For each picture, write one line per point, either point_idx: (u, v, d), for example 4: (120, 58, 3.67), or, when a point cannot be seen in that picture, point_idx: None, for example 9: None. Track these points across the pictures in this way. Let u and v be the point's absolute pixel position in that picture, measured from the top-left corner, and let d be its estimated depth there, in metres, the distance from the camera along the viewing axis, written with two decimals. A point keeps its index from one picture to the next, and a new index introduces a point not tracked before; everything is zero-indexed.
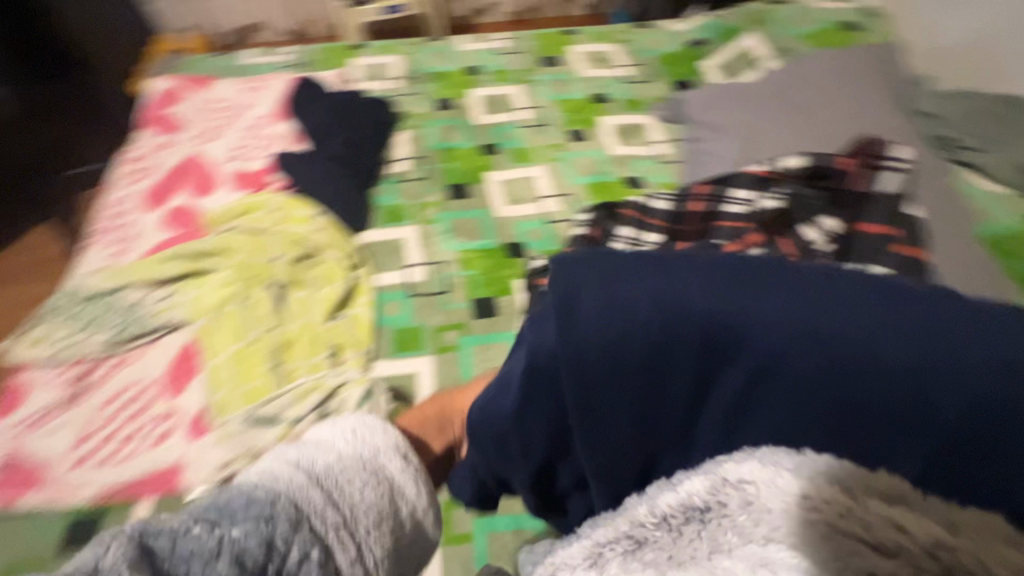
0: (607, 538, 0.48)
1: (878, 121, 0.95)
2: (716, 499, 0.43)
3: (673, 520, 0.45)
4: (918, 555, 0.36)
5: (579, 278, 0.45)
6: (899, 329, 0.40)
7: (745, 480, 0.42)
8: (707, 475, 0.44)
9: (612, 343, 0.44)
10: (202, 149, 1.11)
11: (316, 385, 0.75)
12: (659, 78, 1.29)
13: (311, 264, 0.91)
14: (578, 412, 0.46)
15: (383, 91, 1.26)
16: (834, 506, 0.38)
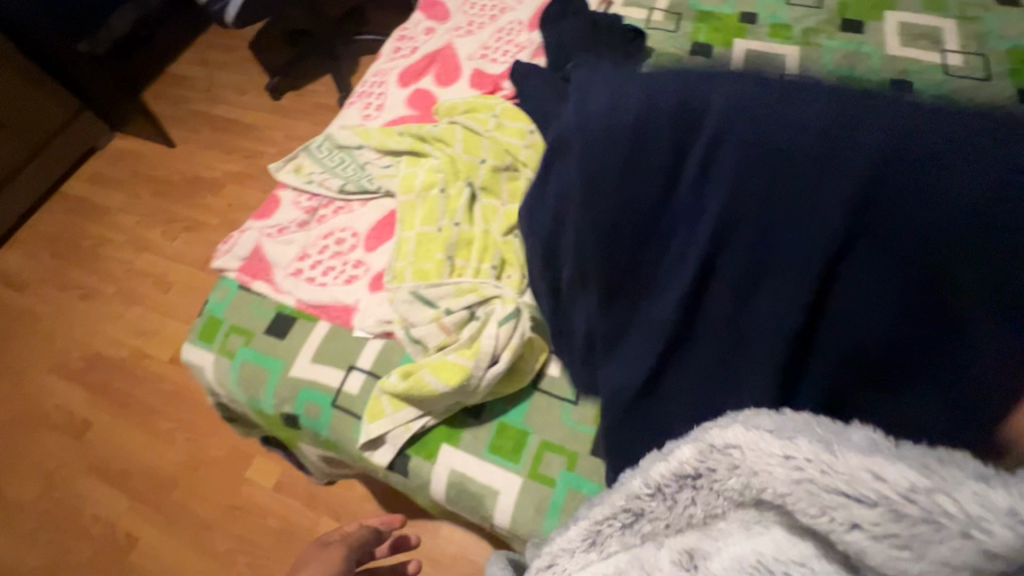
0: (604, 516, 0.54)
1: None
2: (705, 464, 0.48)
3: (667, 488, 0.51)
4: (896, 503, 0.37)
5: (605, 76, 0.72)
6: (810, 101, 0.60)
7: (730, 446, 0.46)
8: (697, 443, 0.49)
9: (627, 118, 0.66)
10: (458, 43, 1.19)
11: (475, 288, 0.82)
12: (1001, 80, 0.96)
13: (510, 177, 0.93)
14: (584, 186, 0.68)
15: (640, 20, 1.17)
16: (815, 465, 0.41)
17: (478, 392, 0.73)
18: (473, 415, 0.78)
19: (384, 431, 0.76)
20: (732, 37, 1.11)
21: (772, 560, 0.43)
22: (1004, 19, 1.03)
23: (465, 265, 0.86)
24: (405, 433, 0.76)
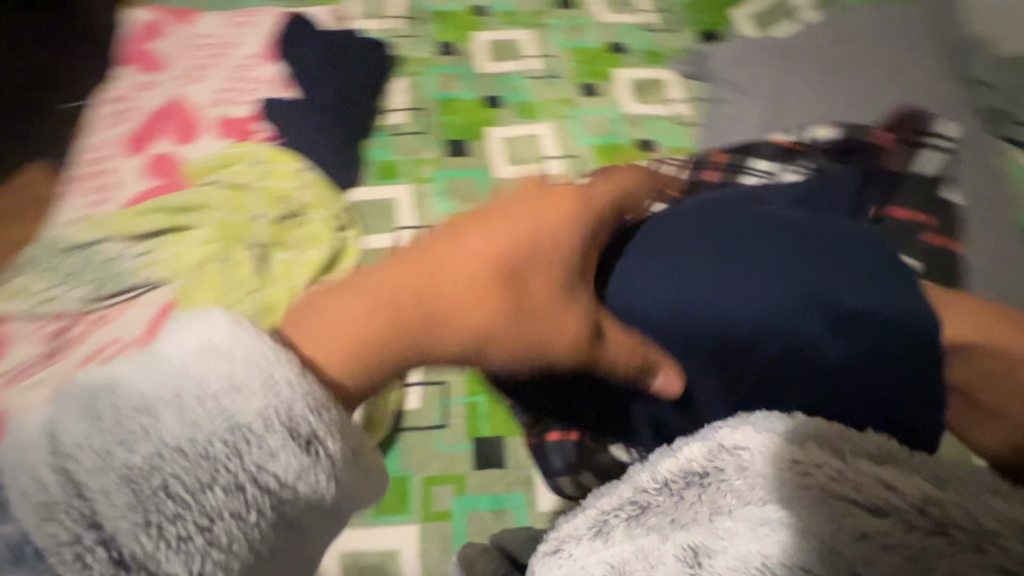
0: (611, 506, 0.49)
1: (927, 89, 0.82)
2: (714, 464, 0.46)
3: (675, 484, 0.47)
4: (911, 515, 0.38)
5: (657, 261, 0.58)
6: (782, 279, 0.54)
7: (740, 446, 0.45)
8: (704, 441, 0.48)
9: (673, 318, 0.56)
10: (188, 92, 1.04)
11: None
12: (684, 28, 1.17)
13: (298, 224, 0.86)
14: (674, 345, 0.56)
15: (380, 31, 1.16)
16: (825, 471, 0.42)
17: None
18: None
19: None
20: (471, 32, 1.17)
21: (776, 561, 0.39)
22: None
23: None
24: None
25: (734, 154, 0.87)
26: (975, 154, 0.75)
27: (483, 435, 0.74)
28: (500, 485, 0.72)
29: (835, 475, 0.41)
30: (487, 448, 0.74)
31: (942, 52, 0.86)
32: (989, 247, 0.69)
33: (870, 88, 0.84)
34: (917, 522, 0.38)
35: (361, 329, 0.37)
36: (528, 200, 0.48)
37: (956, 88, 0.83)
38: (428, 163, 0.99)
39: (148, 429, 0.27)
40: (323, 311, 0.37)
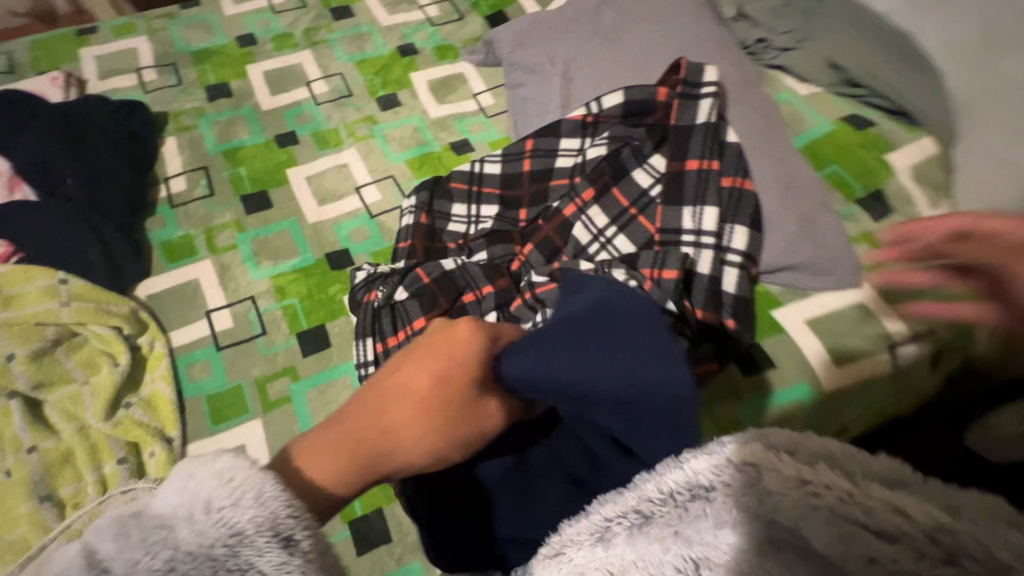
0: (615, 513, 0.46)
1: (691, 35, 0.85)
2: (721, 478, 0.42)
3: (679, 496, 0.43)
4: (920, 541, 0.33)
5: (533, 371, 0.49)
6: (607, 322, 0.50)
7: (748, 462, 0.41)
8: (711, 455, 0.43)
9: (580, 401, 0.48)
10: None
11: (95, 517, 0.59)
12: (469, 15, 1.13)
13: (71, 349, 0.70)
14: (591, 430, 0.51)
15: (132, 89, 0.99)
16: (832, 491, 0.37)
17: None
18: None
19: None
20: (242, 66, 1.04)
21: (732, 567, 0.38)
22: None
23: (79, 488, 0.63)
24: None
25: (540, 138, 0.87)
26: (743, 91, 0.79)
27: (360, 514, 0.67)
28: (392, 561, 0.65)
29: (846, 496, 0.37)
30: (368, 528, 0.66)
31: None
32: (772, 176, 0.73)
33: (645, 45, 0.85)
34: (927, 549, 0.33)
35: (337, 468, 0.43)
36: (437, 336, 0.51)
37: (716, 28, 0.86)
38: (228, 228, 0.87)
39: (167, 540, 0.32)
40: (314, 459, 0.43)
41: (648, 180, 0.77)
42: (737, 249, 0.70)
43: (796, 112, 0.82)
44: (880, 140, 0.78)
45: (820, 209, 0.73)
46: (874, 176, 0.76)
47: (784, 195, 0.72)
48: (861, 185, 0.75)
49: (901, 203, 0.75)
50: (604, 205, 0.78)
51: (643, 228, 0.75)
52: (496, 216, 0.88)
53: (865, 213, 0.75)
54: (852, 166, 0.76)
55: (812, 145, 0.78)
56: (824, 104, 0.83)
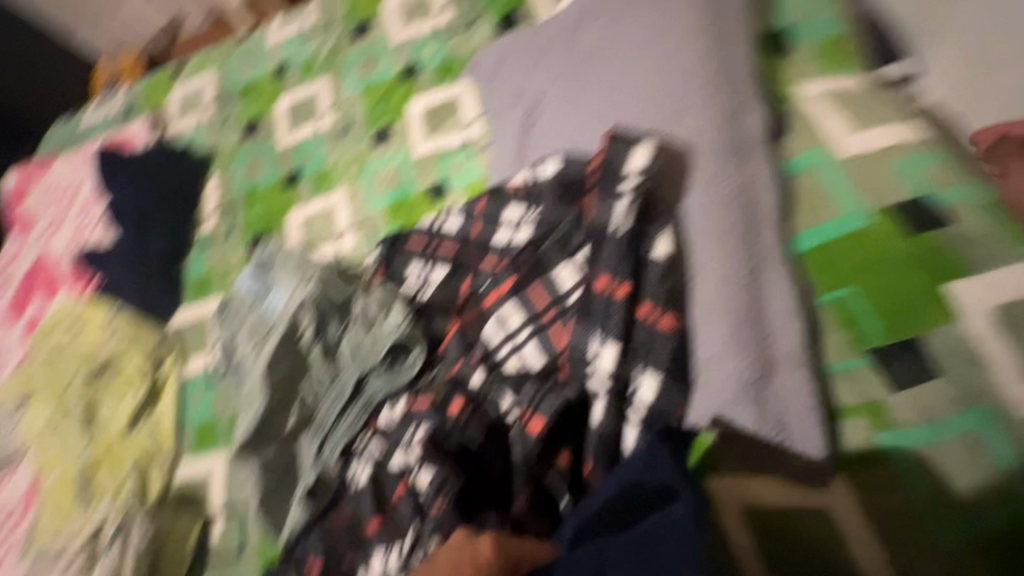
0: None
1: (681, 63, 0.60)
2: None
3: None
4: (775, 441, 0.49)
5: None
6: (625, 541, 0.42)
7: None
8: None
9: None
10: (47, 247, 1.14)
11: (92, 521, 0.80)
12: (481, 19, 1.00)
13: (113, 373, 0.92)
14: None
15: (195, 128, 1.17)
16: None
17: None
18: None
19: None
20: (273, 101, 1.13)
21: None
22: None
23: (106, 483, 0.84)
24: None
25: (488, 198, 0.74)
26: (724, 158, 0.55)
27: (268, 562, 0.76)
28: None
29: None
30: None
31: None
32: (719, 305, 0.51)
33: (613, 83, 0.64)
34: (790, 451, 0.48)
35: None
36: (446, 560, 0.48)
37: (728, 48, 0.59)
38: (235, 269, 0.99)
39: None
40: None
41: (572, 279, 0.61)
42: (640, 403, 0.53)
43: (818, 193, 0.54)
44: (943, 254, 0.49)
45: (794, 358, 0.49)
46: (915, 316, 0.48)
47: (730, 332, 0.50)
48: (888, 328, 0.49)
49: (955, 367, 0.46)
50: (520, 299, 0.65)
51: (552, 342, 0.61)
52: (443, 281, 0.80)
53: (881, 373, 0.48)
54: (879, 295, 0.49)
55: (825, 250, 0.52)
56: (873, 178, 0.53)
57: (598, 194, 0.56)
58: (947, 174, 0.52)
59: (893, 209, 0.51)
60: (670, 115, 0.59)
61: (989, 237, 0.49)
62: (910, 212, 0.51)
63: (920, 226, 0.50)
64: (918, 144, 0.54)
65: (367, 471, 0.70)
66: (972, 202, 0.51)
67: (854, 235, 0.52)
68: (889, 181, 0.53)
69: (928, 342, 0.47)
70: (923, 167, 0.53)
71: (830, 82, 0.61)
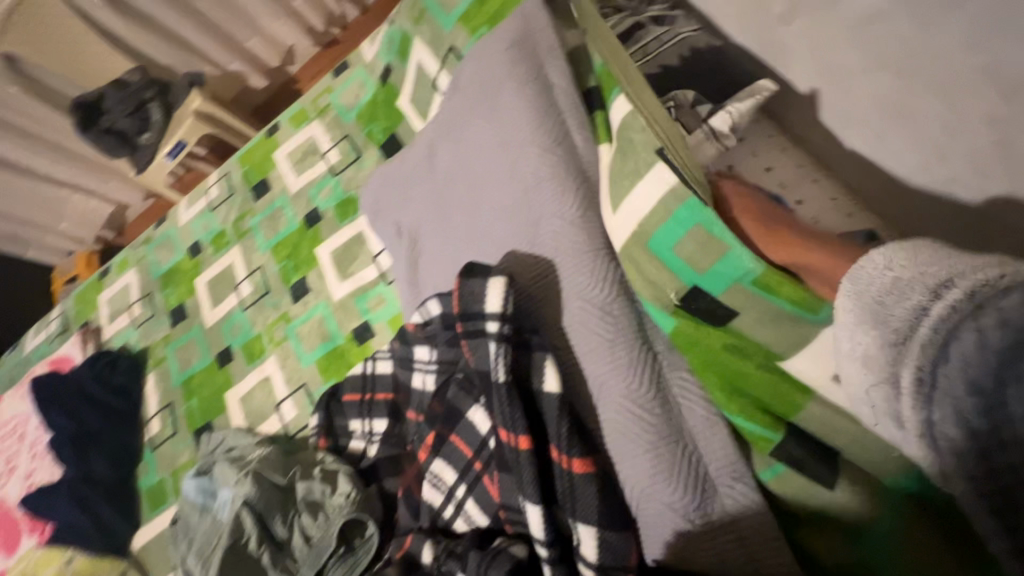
0: None
1: (532, 163, 0.55)
2: None
3: None
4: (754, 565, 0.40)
5: None
6: None
7: None
8: None
9: None
10: (4, 493, 1.09)
11: None
12: (366, 149, 1.01)
13: None
14: None
15: (128, 327, 1.15)
16: None
17: None
18: None
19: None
20: (192, 281, 1.11)
21: None
22: (340, 92, 1.08)
23: None
24: None
25: (399, 342, 0.70)
26: (593, 256, 0.49)
27: None
28: None
29: None
30: None
31: (556, 80, 0.59)
32: (625, 431, 0.45)
33: (479, 198, 0.61)
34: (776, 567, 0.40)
35: None
36: None
37: (579, 134, 0.56)
38: (185, 469, 0.94)
39: None
40: None
41: (485, 422, 0.55)
42: (585, 561, 0.44)
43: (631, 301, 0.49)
44: (753, 341, 0.42)
45: (727, 470, 0.42)
46: (782, 402, 0.42)
47: (648, 460, 0.44)
48: (771, 421, 0.42)
49: (866, 444, 0.39)
50: (446, 453, 0.59)
51: (487, 494, 0.55)
52: (385, 433, 0.75)
53: (802, 476, 0.41)
54: (739, 400, 0.43)
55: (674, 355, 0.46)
56: (654, 268, 0.45)
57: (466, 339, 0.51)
58: (702, 237, 0.42)
59: (682, 306, 0.44)
60: (536, 220, 0.54)
61: (781, 312, 0.40)
62: (700, 306, 0.43)
63: (720, 316, 0.42)
64: (667, 198, 0.43)
65: None
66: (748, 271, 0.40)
67: (672, 339, 0.45)
68: (662, 273, 0.44)
69: (802, 425, 0.41)
70: (677, 234, 0.43)
71: (611, 146, 0.52)
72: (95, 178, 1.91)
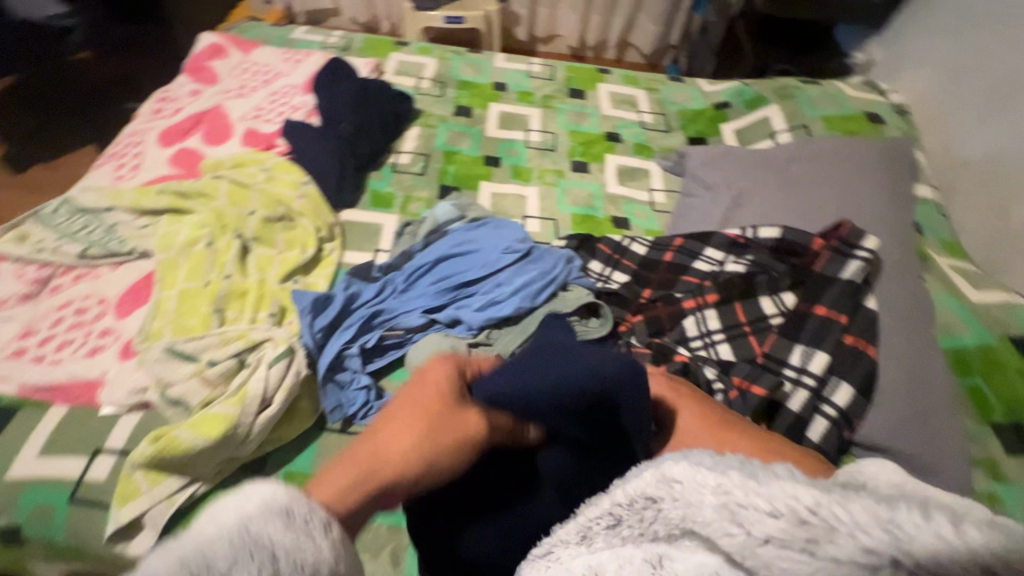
0: (594, 513, 0.46)
1: (857, 204, 0.92)
2: (655, 492, 0.42)
3: (632, 506, 0.44)
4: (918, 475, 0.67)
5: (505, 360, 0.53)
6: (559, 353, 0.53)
7: (676, 479, 0.41)
8: (655, 469, 0.43)
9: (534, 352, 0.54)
10: (226, 104, 1.19)
11: (245, 336, 0.80)
12: (676, 130, 1.30)
13: (284, 226, 0.96)
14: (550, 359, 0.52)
15: (410, 87, 1.33)
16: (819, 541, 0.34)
17: (250, 442, 0.70)
18: (252, 471, 0.73)
19: (119, 531, 0.66)
20: (488, 102, 1.32)
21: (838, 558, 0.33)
22: (673, 90, 1.41)
23: (238, 317, 0.83)
24: (167, 509, 0.67)
25: (689, 238, 0.95)
26: (902, 274, 0.82)
27: None
28: None
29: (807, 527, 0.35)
30: None
31: (893, 182, 0.96)
32: (898, 360, 0.73)
33: (810, 203, 0.95)
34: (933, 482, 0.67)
35: (423, 456, 0.40)
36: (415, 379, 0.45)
37: (898, 211, 0.92)
38: (418, 201, 1.08)
39: (754, 527, 0.36)
40: (339, 478, 0.38)
41: (771, 308, 0.82)
42: (836, 402, 0.71)
43: (953, 317, 0.81)
44: None
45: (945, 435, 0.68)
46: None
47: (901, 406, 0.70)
48: (1007, 410, 0.72)
49: None
50: (724, 310, 0.83)
51: (750, 347, 0.79)
52: (624, 283, 0.94)
53: (997, 440, 0.70)
54: (1002, 387, 0.73)
55: (960, 351, 0.78)
56: (994, 317, 0.81)
57: (834, 255, 0.81)
58: None
59: (1008, 339, 0.78)
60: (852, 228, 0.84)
61: None
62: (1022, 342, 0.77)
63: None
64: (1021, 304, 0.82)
65: None
66: None
67: (983, 348, 0.77)
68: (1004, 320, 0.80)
69: None
70: None
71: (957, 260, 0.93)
72: None
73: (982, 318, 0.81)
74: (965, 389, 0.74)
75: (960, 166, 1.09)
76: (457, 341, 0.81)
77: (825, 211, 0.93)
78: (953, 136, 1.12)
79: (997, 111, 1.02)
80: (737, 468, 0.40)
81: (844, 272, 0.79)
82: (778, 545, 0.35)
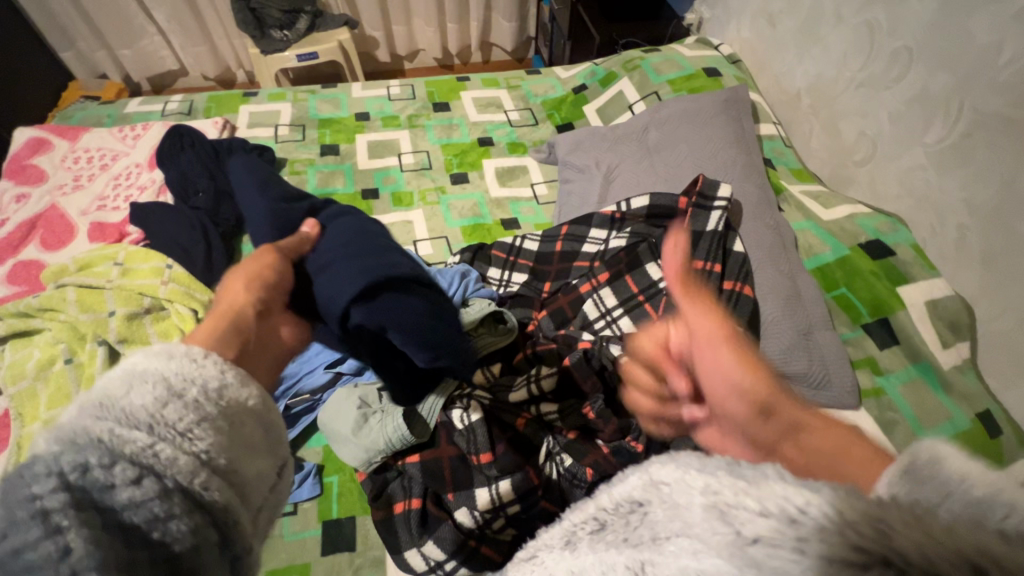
0: (579, 519, 0.47)
1: (711, 156, 0.98)
2: (644, 496, 0.39)
3: (622, 509, 0.41)
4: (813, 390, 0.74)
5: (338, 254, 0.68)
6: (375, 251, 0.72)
7: (665, 481, 0.37)
8: (642, 475, 0.40)
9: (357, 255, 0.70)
10: (61, 201, 1.08)
11: None
12: (544, 123, 1.34)
13: (154, 319, 0.88)
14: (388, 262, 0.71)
15: (269, 138, 1.27)
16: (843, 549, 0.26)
17: None
18: None
19: None
20: (352, 135, 1.29)
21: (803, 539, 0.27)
22: (532, 83, 1.44)
23: None
24: None
25: (573, 224, 0.97)
26: (760, 212, 0.88)
27: (333, 516, 0.73)
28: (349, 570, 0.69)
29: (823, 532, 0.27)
30: (334, 531, 0.72)
31: (739, 126, 1.03)
32: (773, 292, 0.79)
33: (672, 167, 1.01)
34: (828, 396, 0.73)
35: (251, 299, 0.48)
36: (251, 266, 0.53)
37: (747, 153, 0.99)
38: None
39: (724, 530, 0.30)
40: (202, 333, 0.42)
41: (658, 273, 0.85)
42: None
43: (812, 239, 0.89)
44: (896, 271, 0.82)
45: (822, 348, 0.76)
46: (885, 303, 0.79)
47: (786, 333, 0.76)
48: (870, 310, 0.80)
49: (904, 338, 0.77)
50: (617, 285, 0.86)
51: (648, 315, 0.82)
52: (524, 283, 0.94)
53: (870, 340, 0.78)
54: (862, 292, 0.81)
55: (823, 268, 0.85)
56: (845, 229, 0.89)
57: (698, 208, 0.85)
58: (888, 225, 0.88)
59: (859, 246, 0.86)
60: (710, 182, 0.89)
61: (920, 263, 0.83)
62: (870, 246, 0.86)
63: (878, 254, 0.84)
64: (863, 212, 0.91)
65: (457, 417, 0.73)
66: (907, 241, 0.85)
67: (841, 261, 0.85)
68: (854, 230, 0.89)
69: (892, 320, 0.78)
70: (875, 221, 0.89)
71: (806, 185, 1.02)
72: (194, 37, 1.99)
73: (836, 234, 0.89)
74: (834, 301, 0.82)
75: (792, 99, 1.19)
76: (366, 391, 0.78)
77: (686, 170, 0.99)
78: (781, 74, 1.22)
79: (809, 45, 1.12)
80: (727, 467, 0.34)
81: (710, 222, 0.84)
82: (767, 546, 0.28)
